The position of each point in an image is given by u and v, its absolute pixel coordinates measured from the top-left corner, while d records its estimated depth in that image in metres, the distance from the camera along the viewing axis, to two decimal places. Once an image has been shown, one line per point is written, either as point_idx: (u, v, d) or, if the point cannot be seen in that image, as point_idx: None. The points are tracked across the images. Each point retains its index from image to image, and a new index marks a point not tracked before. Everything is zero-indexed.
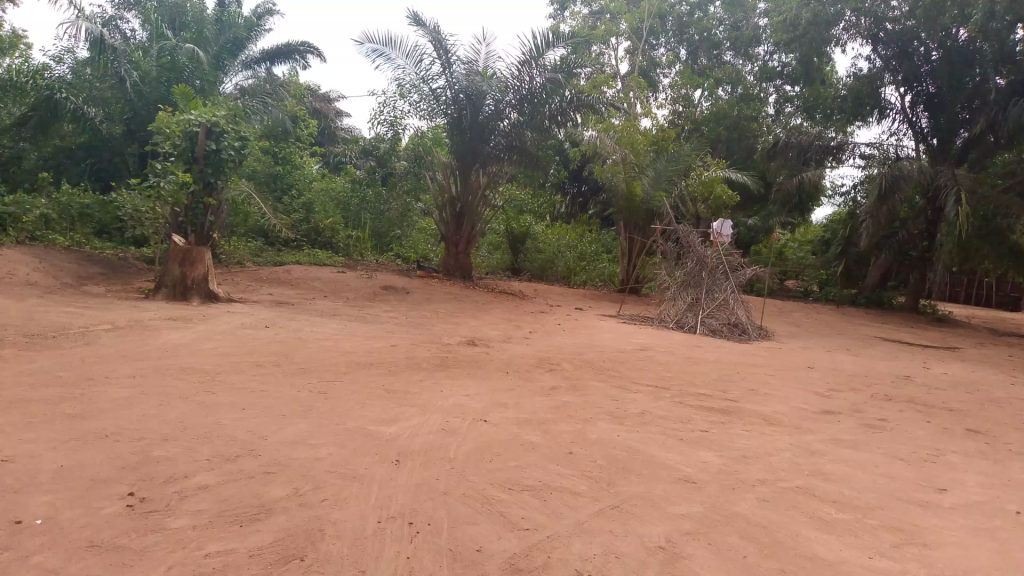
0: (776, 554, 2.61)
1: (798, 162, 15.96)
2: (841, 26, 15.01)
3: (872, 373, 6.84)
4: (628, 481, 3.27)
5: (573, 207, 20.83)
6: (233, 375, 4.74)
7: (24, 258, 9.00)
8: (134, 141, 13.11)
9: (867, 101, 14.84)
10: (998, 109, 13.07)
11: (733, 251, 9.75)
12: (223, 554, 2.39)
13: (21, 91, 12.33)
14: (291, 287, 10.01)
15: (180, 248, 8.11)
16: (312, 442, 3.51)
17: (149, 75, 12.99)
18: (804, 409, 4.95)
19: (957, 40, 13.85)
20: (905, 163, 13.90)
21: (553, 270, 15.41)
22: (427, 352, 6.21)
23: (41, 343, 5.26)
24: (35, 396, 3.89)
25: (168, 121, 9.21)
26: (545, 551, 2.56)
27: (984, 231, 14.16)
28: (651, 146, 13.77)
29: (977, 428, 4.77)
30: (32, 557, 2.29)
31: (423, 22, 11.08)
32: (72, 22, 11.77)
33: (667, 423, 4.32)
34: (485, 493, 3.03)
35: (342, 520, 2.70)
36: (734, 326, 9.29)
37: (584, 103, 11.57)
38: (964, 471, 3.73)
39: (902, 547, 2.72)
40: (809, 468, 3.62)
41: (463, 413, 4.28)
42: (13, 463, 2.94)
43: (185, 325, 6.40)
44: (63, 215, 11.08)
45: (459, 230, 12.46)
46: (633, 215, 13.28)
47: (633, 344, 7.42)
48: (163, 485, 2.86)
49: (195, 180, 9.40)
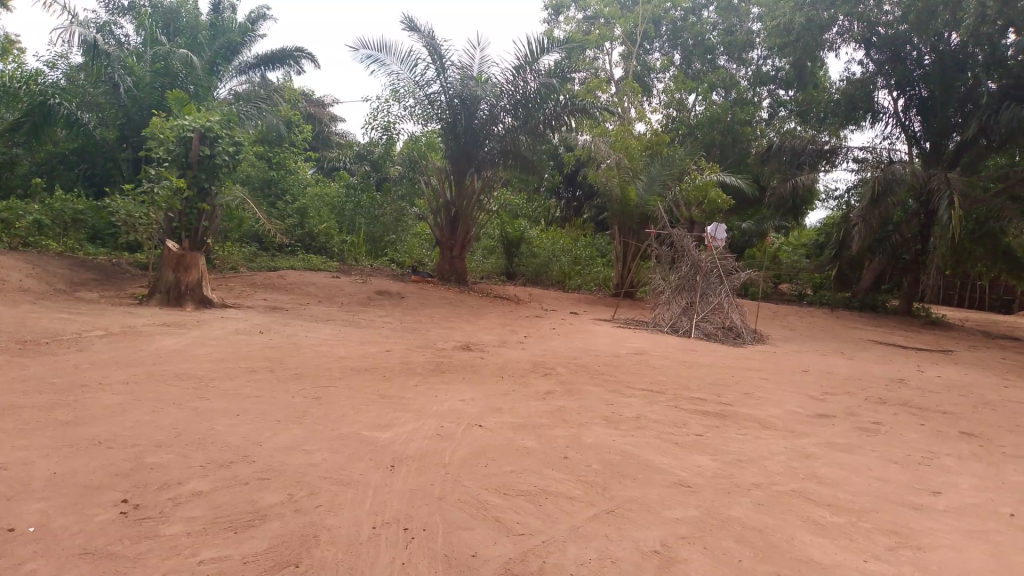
0: (771, 558, 2.61)
1: (792, 166, 15.95)
2: (833, 31, 15.11)
3: (866, 376, 6.86)
4: (623, 486, 3.27)
5: (568, 211, 20.85)
6: (227, 381, 4.72)
7: (17, 264, 8.96)
8: (128, 146, 12.92)
9: (860, 105, 14.93)
10: (989, 112, 13.16)
11: (727, 255, 9.77)
12: (217, 560, 2.38)
13: (14, 97, 12.33)
14: (285, 292, 9.98)
15: (174, 254, 8.09)
16: (306, 448, 3.49)
17: (143, 81, 12.82)
18: (798, 413, 4.96)
19: (949, 44, 13.95)
20: (898, 167, 14.01)
21: (547, 274, 15.44)
22: (422, 357, 6.20)
23: (34, 349, 5.24)
24: (29, 403, 3.87)
25: (161, 127, 9.40)
26: (541, 556, 2.55)
27: (977, 234, 14.19)
28: (645, 151, 13.88)
29: (970, 431, 4.78)
30: (25, 565, 2.27)
31: (419, 27, 11.08)
32: (65, 27, 11.76)
33: (662, 428, 4.33)
34: (480, 498, 3.03)
35: (337, 526, 2.69)
36: (728, 330, 9.30)
37: (578, 107, 11.65)
38: (957, 474, 3.74)
39: (897, 550, 2.73)
40: (804, 471, 3.63)
41: (459, 418, 4.28)
42: (6, 471, 2.92)
43: (179, 331, 6.38)
44: (56, 221, 10.99)
45: (454, 235, 12.48)
46: (628, 219, 13.31)
47: (628, 348, 7.42)
48: (157, 491, 2.85)
49: (189, 186, 9.32)
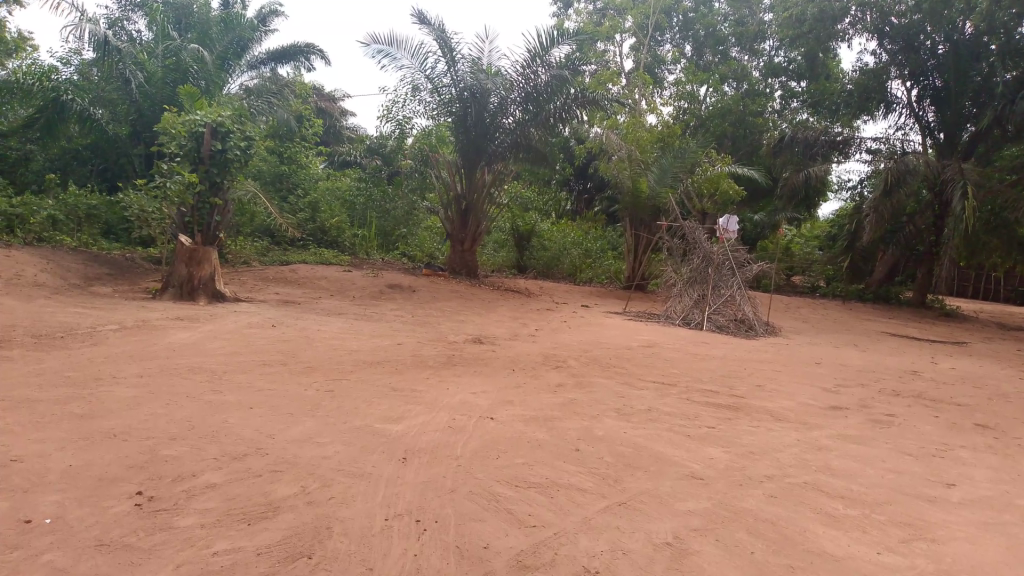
0: (784, 550, 2.60)
1: (805, 156, 15.86)
2: (846, 21, 14.87)
3: (880, 368, 6.80)
4: (635, 478, 3.26)
5: (579, 203, 20.80)
6: (240, 374, 4.75)
7: (31, 258, 9.06)
8: (140, 142, 13.02)
9: (874, 96, 14.73)
10: (1005, 102, 12.86)
11: (740, 247, 9.72)
12: (231, 552, 2.39)
13: (28, 94, 12.43)
14: (297, 286, 10.04)
15: (186, 248, 8.16)
16: (319, 440, 3.51)
17: (154, 76, 12.90)
18: (811, 405, 4.93)
19: (963, 33, 13.72)
20: (911, 157, 13.74)
21: (559, 267, 15.52)
22: (433, 350, 6.21)
23: (48, 344, 5.29)
24: (44, 396, 3.91)
25: (174, 121, 9.29)
26: (552, 547, 2.56)
27: (992, 224, 13.96)
28: (657, 143, 13.91)
29: (985, 422, 4.73)
30: (41, 556, 2.30)
31: (428, 20, 11.07)
32: (76, 25, 11.80)
33: (674, 420, 4.31)
34: (492, 490, 3.03)
35: (349, 518, 2.71)
36: (740, 322, 9.26)
37: (589, 100, 11.55)
38: (973, 466, 3.70)
39: (911, 542, 2.71)
40: (817, 463, 3.60)
41: (470, 410, 4.28)
42: (22, 463, 2.96)
43: (192, 325, 6.43)
44: (70, 216, 11.09)
45: (465, 228, 12.42)
46: (639, 211, 13.27)
47: (639, 341, 7.40)
48: (171, 484, 2.88)
49: (201, 181, 9.38)
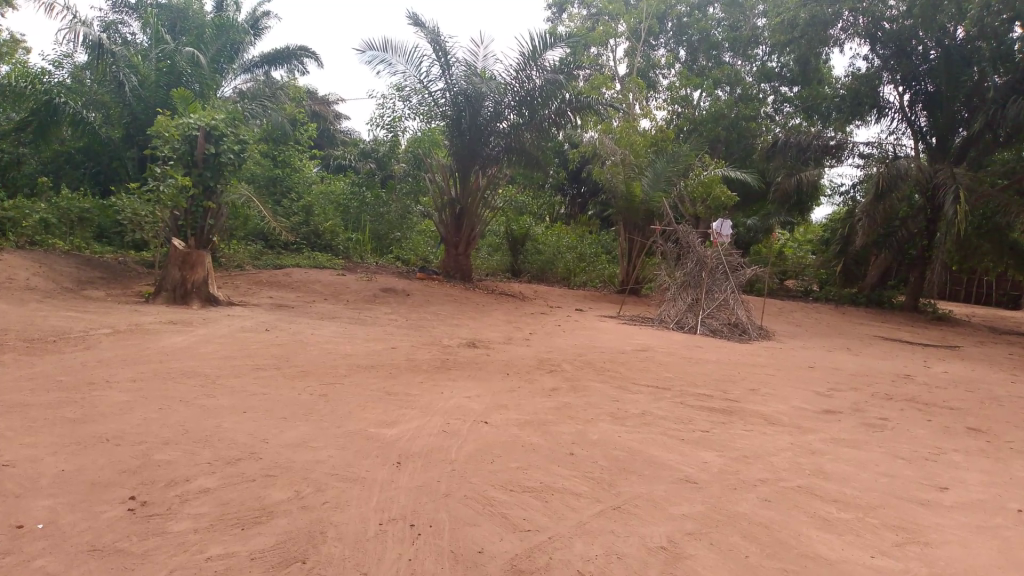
0: (777, 553, 2.61)
1: (797, 161, 15.83)
2: (838, 27, 15.00)
3: (873, 372, 6.83)
4: (629, 482, 3.26)
5: (573, 207, 20.89)
6: (235, 378, 4.74)
7: (24, 262, 9.01)
8: (133, 144, 12.93)
9: (865, 100, 14.88)
10: (996, 107, 12.99)
11: (733, 252, 9.76)
12: (225, 557, 2.38)
13: (20, 96, 12.34)
14: (291, 290, 10.01)
15: (180, 251, 8.14)
16: (314, 445, 3.51)
17: (147, 79, 12.93)
18: (805, 409, 4.96)
19: (955, 39, 13.86)
20: (903, 162, 13.81)
21: (553, 270, 15.45)
22: (428, 354, 6.21)
23: (42, 348, 5.27)
24: (37, 401, 3.88)
25: (166, 124, 9.21)
26: (546, 553, 2.56)
27: (984, 228, 14.12)
28: (651, 147, 14.01)
29: (977, 426, 4.78)
30: (33, 562, 2.29)
31: (422, 23, 11.08)
32: (67, 27, 11.73)
33: (668, 424, 4.32)
34: (487, 495, 3.03)
35: (343, 522, 2.70)
36: (734, 326, 9.32)
37: (581, 104, 11.52)
38: (965, 470, 3.73)
39: (904, 545, 2.72)
40: (811, 467, 3.62)
41: (464, 415, 4.28)
42: (14, 468, 2.94)
43: (187, 329, 6.41)
44: (62, 220, 11.03)
45: (459, 231, 12.50)
46: (633, 215, 13.28)
47: (633, 345, 7.42)
48: (164, 488, 2.86)
49: (194, 184, 9.35)
